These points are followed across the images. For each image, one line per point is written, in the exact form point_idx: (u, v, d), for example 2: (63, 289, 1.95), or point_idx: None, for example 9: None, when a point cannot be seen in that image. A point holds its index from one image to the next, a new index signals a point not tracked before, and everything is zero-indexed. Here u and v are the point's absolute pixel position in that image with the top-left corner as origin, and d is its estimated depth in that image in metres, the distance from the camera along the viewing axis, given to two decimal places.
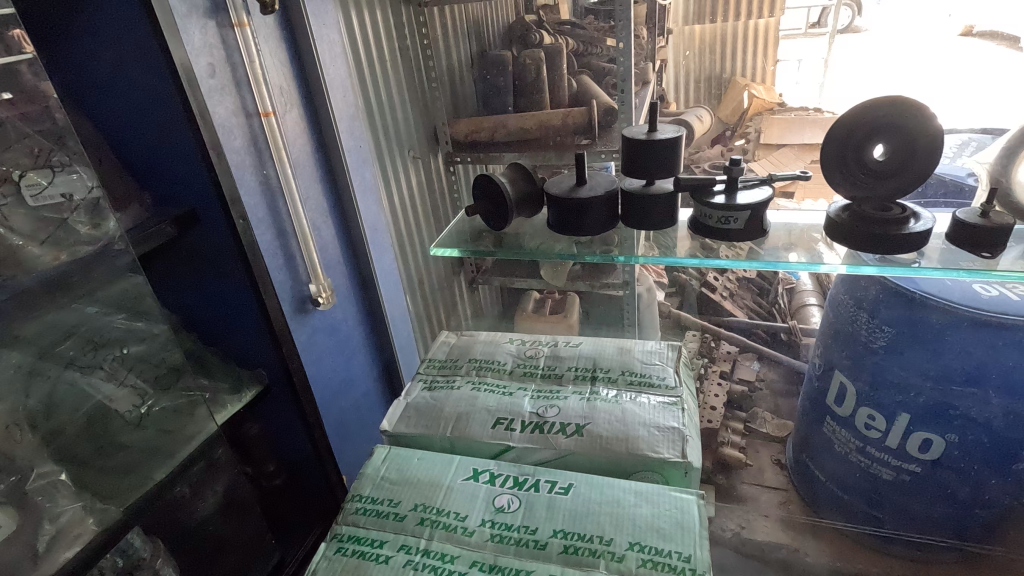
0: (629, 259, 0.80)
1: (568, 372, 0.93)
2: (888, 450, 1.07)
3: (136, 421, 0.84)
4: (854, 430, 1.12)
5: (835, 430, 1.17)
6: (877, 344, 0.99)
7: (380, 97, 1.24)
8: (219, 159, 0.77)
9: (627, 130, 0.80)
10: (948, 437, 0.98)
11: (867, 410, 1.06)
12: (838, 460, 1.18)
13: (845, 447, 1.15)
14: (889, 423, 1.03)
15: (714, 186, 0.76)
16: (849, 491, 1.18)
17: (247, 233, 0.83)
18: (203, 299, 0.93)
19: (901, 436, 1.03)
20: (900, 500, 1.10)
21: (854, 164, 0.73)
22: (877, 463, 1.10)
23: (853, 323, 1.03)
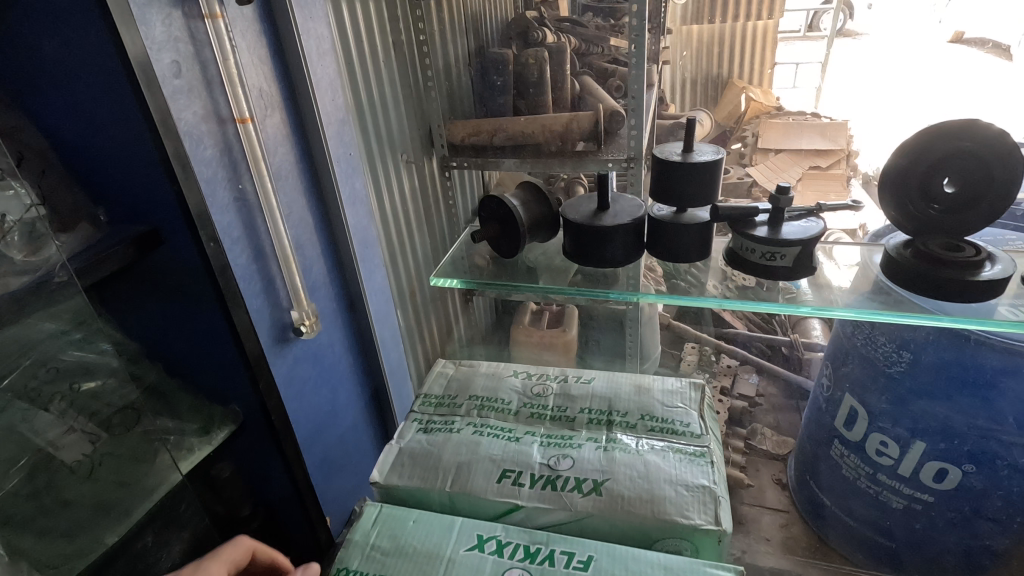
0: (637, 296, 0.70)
1: (581, 415, 0.83)
2: (899, 478, 0.98)
3: (86, 472, 0.73)
4: (864, 456, 1.02)
5: (842, 454, 1.08)
6: (894, 368, 0.91)
7: (373, 98, 1.13)
8: (186, 173, 0.66)
9: (658, 148, 0.71)
10: (965, 468, 0.90)
11: (878, 436, 0.98)
12: (848, 493, 1.09)
13: (853, 472, 1.06)
14: (903, 450, 0.94)
15: (756, 216, 0.67)
16: (858, 519, 1.09)
17: (219, 257, 0.72)
18: (169, 328, 0.81)
19: (915, 464, 0.94)
20: (916, 532, 1.01)
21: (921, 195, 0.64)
22: (885, 488, 1.01)
23: (868, 345, 0.95)
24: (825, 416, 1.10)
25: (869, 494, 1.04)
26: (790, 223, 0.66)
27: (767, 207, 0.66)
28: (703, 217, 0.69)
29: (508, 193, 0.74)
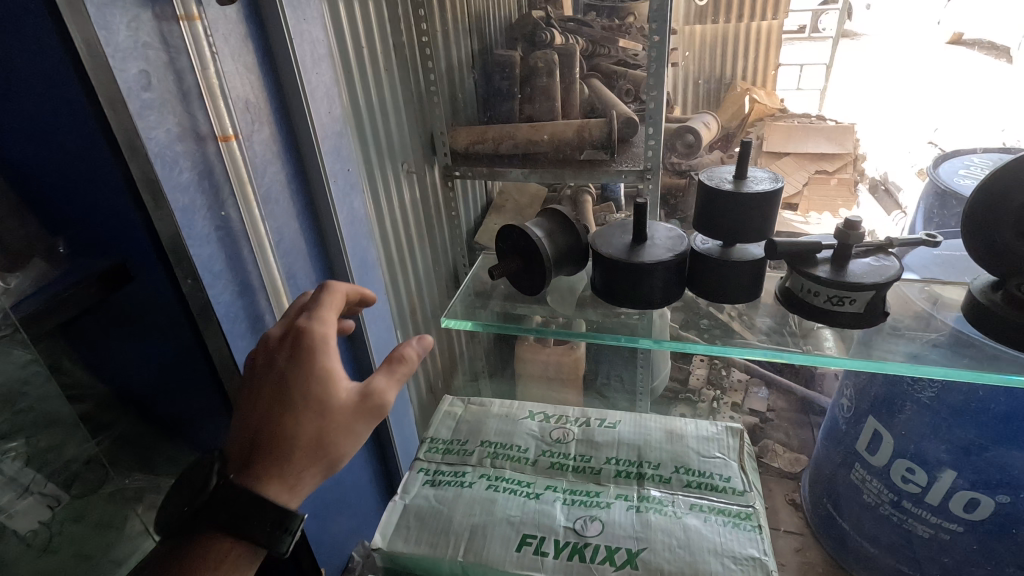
0: (688, 348, 0.69)
1: (607, 466, 0.75)
2: (927, 506, 0.93)
3: (42, 544, 0.63)
4: (887, 482, 0.98)
5: (863, 479, 1.03)
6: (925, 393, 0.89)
7: (372, 105, 1.03)
8: (158, 203, 0.56)
9: (705, 172, 0.62)
10: (999, 498, 0.85)
11: (905, 462, 0.94)
12: (874, 523, 1.03)
13: (874, 499, 1.01)
14: (930, 479, 0.91)
15: (820, 252, 0.58)
16: (881, 547, 1.04)
17: (198, 296, 0.62)
18: (144, 372, 0.71)
19: (943, 494, 0.90)
20: (943, 564, 0.96)
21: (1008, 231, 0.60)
22: (911, 517, 0.96)
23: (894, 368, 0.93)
24: (846, 438, 1.06)
25: (895, 525, 0.99)
26: (859, 260, 0.57)
27: (834, 245, 0.57)
28: (756, 253, 0.60)
29: (531, 222, 0.65)
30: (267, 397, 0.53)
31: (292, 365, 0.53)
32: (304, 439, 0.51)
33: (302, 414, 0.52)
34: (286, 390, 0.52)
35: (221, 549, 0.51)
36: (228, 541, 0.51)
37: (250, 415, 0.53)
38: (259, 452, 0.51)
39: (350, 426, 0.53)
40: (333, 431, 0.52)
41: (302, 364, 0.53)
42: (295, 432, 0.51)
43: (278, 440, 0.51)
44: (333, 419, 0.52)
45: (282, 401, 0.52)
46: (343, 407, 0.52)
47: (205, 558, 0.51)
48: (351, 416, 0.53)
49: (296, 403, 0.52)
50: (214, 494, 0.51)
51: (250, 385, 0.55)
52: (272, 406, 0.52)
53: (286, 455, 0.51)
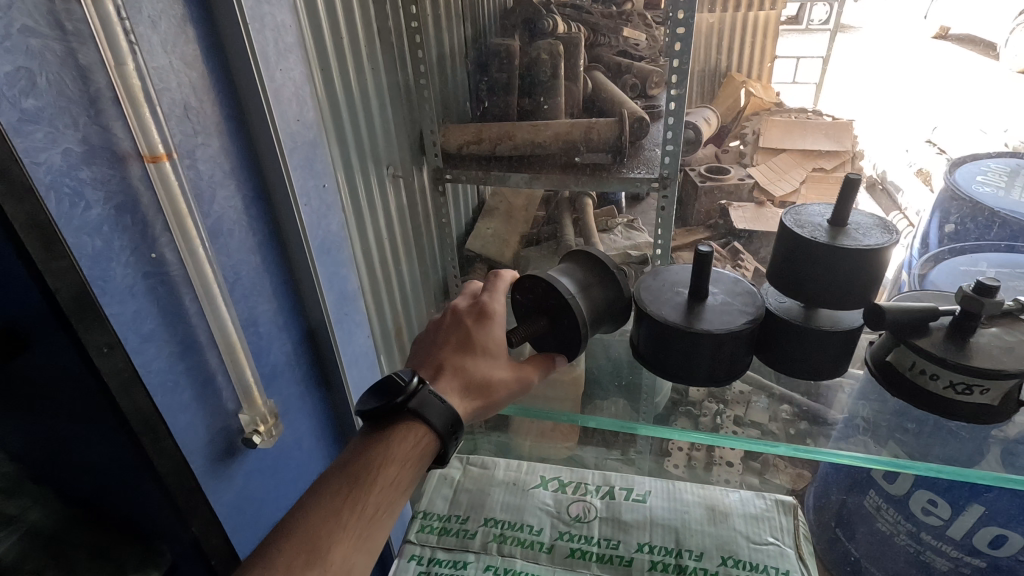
0: (769, 447, 0.58)
1: (640, 556, 0.62)
2: (947, 541, 0.74)
3: None
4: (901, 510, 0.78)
5: (877, 506, 0.81)
6: None
7: (353, 104, 0.86)
8: (49, 253, 0.40)
9: (785, 212, 0.49)
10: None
11: (925, 491, 0.74)
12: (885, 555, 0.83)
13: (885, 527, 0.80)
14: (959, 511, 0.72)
15: (935, 319, 0.45)
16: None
17: (116, 369, 0.47)
18: (64, 451, 0.56)
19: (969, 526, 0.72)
20: None
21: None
22: (930, 550, 0.77)
23: None
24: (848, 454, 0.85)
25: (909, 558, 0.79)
26: (986, 331, 0.44)
27: (956, 312, 0.45)
28: (848, 322, 0.48)
29: (567, 271, 0.54)
30: (458, 339, 0.55)
31: (488, 316, 0.55)
32: (487, 380, 0.53)
33: (490, 359, 0.54)
34: (478, 335, 0.54)
35: (413, 441, 0.50)
36: (418, 435, 0.50)
37: (437, 351, 0.55)
38: (449, 379, 0.53)
39: (526, 384, 0.55)
40: (515, 382, 0.54)
41: (496, 316, 0.56)
42: (483, 372, 0.53)
43: (467, 373, 0.53)
44: (508, 371, 0.54)
45: (472, 343, 0.54)
46: (522, 365, 0.54)
47: (394, 450, 0.49)
48: (528, 379, 0.55)
49: (486, 348, 0.54)
50: (420, 392, 0.50)
51: (435, 329, 0.57)
52: (465, 347, 0.54)
53: (472, 385, 0.53)
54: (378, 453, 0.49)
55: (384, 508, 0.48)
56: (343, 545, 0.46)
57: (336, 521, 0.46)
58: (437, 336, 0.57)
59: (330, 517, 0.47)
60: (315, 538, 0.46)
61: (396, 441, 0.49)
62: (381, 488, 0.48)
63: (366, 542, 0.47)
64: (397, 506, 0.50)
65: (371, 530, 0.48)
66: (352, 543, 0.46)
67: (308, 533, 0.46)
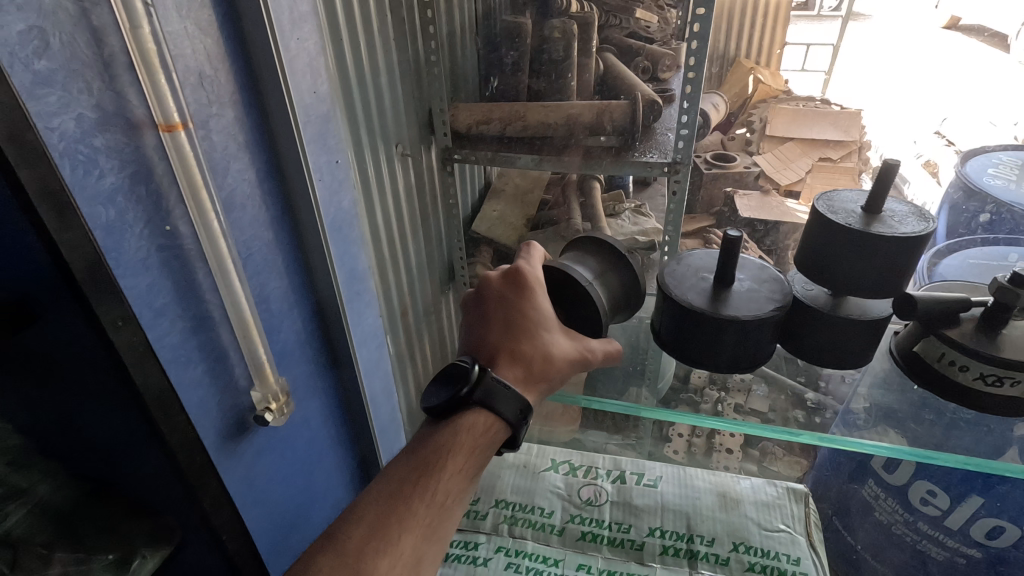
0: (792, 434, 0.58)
1: (651, 540, 0.62)
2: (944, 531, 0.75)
3: None
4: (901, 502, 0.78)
5: (875, 496, 0.82)
6: None
7: (363, 79, 0.84)
8: (63, 222, 0.39)
9: (822, 198, 0.48)
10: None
11: (924, 482, 0.74)
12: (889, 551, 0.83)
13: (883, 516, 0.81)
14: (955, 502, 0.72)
15: (965, 310, 0.45)
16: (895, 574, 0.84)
17: (131, 344, 0.46)
18: (70, 428, 0.55)
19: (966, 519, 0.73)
20: None
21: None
22: (927, 540, 0.78)
23: None
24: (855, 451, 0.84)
25: (912, 552, 0.80)
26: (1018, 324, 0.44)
27: (988, 304, 0.44)
28: (876, 309, 0.47)
29: (578, 260, 0.59)
30: (506, 320, 0.53)
31: (532, 294, 0.54)
32: (546, 357, 0.52)
33: (547, 339, 0.53)
34: (529, 315, 0.53)
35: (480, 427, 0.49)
36: (486, 422, 0.50)
37: (487, 336, 0.54)
38: (508, 364, 0.51)
39: (585, 359, 0.54)
40: (574, 357, 0.53)
41: (537, 290, 0.54)
42: (540, 351, 0.52)
43: (524, 356, 0.52)
44: (565, 348, 0.53)
45: (522, 321, 0.53)
46: (577, 338, 0.54)
47: (460, 436, 0.49)
48: (590, 352, 0.54)
49: (539, 326, 0.53)
50: (484, 380, 0.50)
51: (480, 312, 0.55)
52: (517, 329, 0.53)
53: (532, 366, 0.52)
54: (444, 440, 0.49)
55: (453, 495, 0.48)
56: (412, 535, 0.46)
57: (406, 506, 0.47)
58: (484, 320, 0.55)
59: (401, 506, 0.47)
60: (384, 521, 0.46)
61: (463, 429, 0.49)
62: (450, 472, 0.48)
63: (435, 529, 0.47)
64: (463, 492, 0.50)
65: (439, 518, 0.48)
66: (422, 531, 0.47)
67: (376, 519, 0.46)
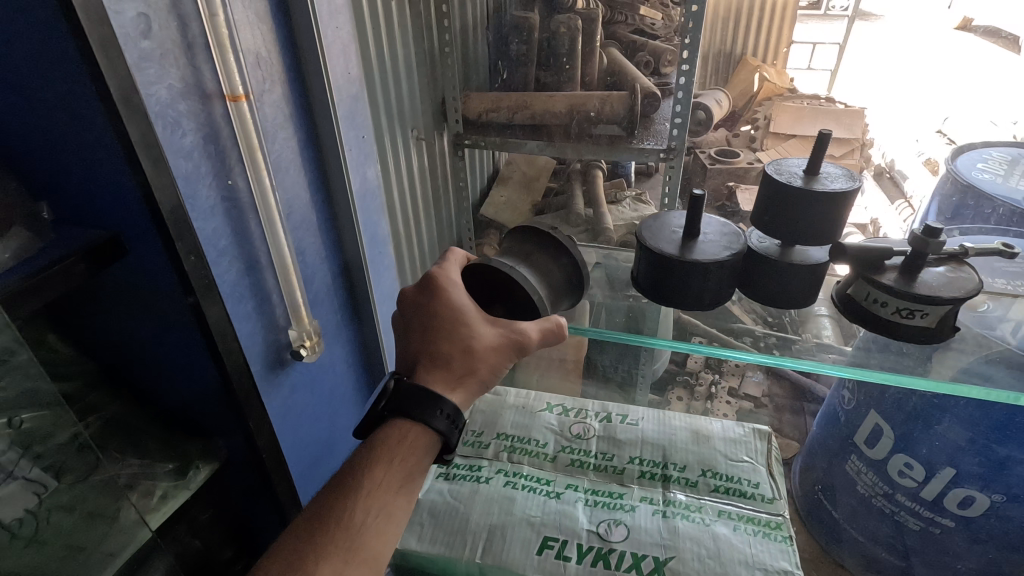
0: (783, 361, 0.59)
1: (630, 466, 0.72)
2: (919, 501, 0.83)
3: (29, 536, 0.55)
4: (883, 475, 0.87)
5: (858, 470, 0.90)
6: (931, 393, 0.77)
7: (384, 67, 0.94)
8: (159, 170, 0.49)
9: (770, 164, 0.57)
10: (994, 497, 0.77)
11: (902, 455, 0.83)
12: (869, 520, 0.91)
13: (868, 490, 0.89)
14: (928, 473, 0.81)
15: (889, 258, 0.53)
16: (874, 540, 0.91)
17: (202, 275, 0.56)
18: (140, 355, 0.65)
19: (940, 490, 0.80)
20: (936, 556, 0.86)
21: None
22: (904, 510, 0.85)
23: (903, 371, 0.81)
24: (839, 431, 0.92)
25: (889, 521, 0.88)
26: (932, 269, 0.53)
27: (907, 253, 0.53)
28: (817, 256, 0.56)
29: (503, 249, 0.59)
30: (422, 324, 0.55)
31: (445, 293, 0.55)
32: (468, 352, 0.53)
33: (467, 332, 0.53)
34: (443, 316, 0.54)
35: (397, 436, 0.52)
36: (401, 432, 0.52)
37: (411, 346, 0.55)
38: (427, 367, 0.53)
39: (515, 342, 0.53)
40: (499, 345, 0.53)
41: (450, 288, 0.55)
42: (461, 345, 0.53)
43: (443, 354, 0.53)
44: (484, 338, 0.53)
45: (437, 322, 0.54)
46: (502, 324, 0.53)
47: (378, 451, 0.51)
48: (522, 336, 0.53)
49: (454, 324, 0.53)
50: (397, 389, 0.53)
51: (404, 326, 0.57)
52: (433, 330, 0.54)
53: (452, 363, 0.53)
54: (364, 461, 0.51)
55: (373, 512, 0.49)
56: (333, 559, 0.47)
57: (323, 533, 0.48)
58: (407, 334, 0.56)
59: (321, 533, 0.48)
60: (304, 551, 0.48)
61: (380, 442, 0.52)
62: (371, 490, 0.50)
63: (357, 551, 0.48)
64: (391, 510, 0.50)
65: (360, 539, 0.48)
66: (341, 554, 0.47)
67: (297, 549, 0.48)
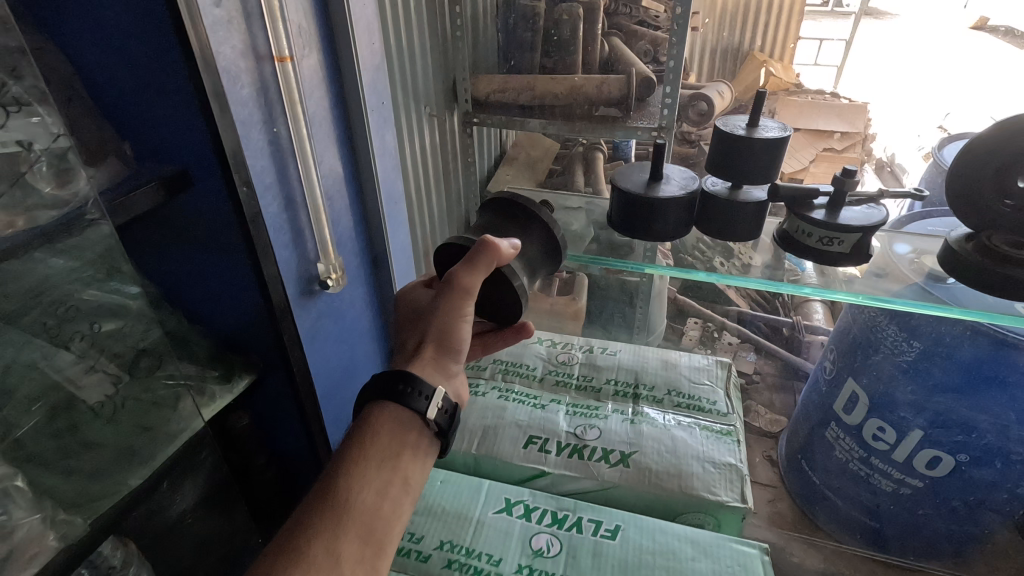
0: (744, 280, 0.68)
1: (607, 386, 0.83)
2: (891, 463, 0.93)
3: (109, 414, 0.70)
4: (858, 439, 0.96)
5: (837, 436, 1.00)
6: (904, 357, 0.85)
7: (403, 46, 1.06)
8: (224, 113, 0.62)
9: (721, 120, 0.68)
10: (959, 456, 0.86)
11: (876, 420, 0.92)
12: (843, 482, 1.01)
13: (845, 455, 0.99)
14: (900, 437, 0.89)
15: (816, 198, 0.65)
16: (844, 498, 1.01)
17: (252, 204, 0.69)
18: (195, 279, 0.79)
19: (910, 452, 0.89)
20: (900, 516, 0.96)
21: (961, 194, 0.62)
22: (877, 473, 0.95)
23: (876, 333, 0.89)
24: (824, 401, 1.02)
25: (861, 480, 0.97)
26: (851, 207, 0.64)
27: (829, 192, 0.64)
28: (759, 196, 0.67)
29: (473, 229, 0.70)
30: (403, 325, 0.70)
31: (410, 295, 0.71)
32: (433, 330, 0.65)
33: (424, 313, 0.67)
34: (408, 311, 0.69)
35: (371, 419, 0.61)
36: (373, 417, 0.61)
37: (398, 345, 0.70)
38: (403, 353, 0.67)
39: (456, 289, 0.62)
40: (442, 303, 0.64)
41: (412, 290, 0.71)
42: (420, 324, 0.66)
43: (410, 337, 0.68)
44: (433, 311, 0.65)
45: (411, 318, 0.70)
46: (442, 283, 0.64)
47: (355, 437, 0.60)
48: (461, 282, 0.62)
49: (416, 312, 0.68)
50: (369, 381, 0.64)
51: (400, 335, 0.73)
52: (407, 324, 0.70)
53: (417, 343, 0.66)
54: (345, 449, 0.59)
55: (353, 489, 0.56)
56: (322, 531, 0.54)
57: (312, 514, 0.55)
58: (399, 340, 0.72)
59: (310, 515, 0.55)
60: (296, 532, 0.54)
61: (355, 430, 0.60)
62: (359, 469, 0.57)
63: (342, 523, 0.55)
64: (370, 485, 0.57)
65: (344, 514, 0.55)
66: (328, 527, 0.54)
67: (290, 532, 0.54)
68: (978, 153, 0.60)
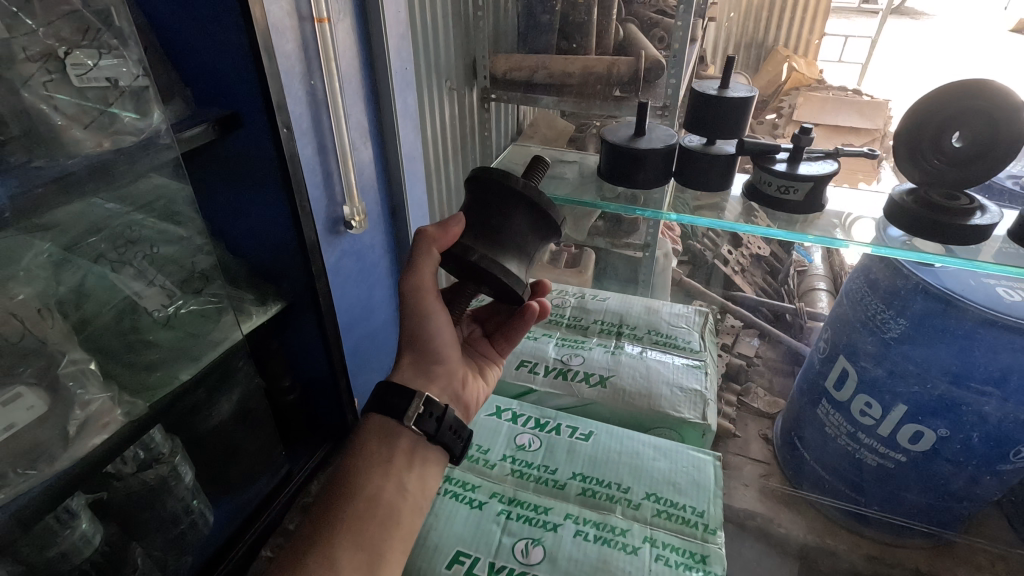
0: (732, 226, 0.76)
1: (594, 324, 0.94)
2: (876, 437, 0.99)
3: (163, 320, 0.83)
4: (847, 415, 1.03)
5: (828, 413, 1.07)
6: (889, 333, 0.92)
7: (425, 21, 1.17)
8: (271, 63, 0.73)
9: (698, 83, 0.78)
10: (940, 432, 0.92)
11: (863, 396, 0.99)
12: (831, 453, 1.07)
13: (834, 431, 1.06)
14: (885, 412, 0.96)
15: (777, 153, 0.74)
16: (835, 473, 1.07)
17: (291, 144, 0.80)
18: (239, 212, 0.91)
19: (894, 426, 0.96)
20: (886, 490, 1.02)
21: (904, 147, 0.70)
22: (863, 447, 1.02)
23: (867, 307, 0.96)
24: (817, 377, 1.10)
25: (846, 455, 1.05)
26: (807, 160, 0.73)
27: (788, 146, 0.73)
28: (729, 149, 0.76)
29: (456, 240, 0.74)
30: None
31: None
32: (416, 337, 0.73)
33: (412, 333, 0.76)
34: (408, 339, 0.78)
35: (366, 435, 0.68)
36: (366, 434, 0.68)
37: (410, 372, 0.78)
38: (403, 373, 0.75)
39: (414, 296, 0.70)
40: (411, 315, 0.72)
41: None
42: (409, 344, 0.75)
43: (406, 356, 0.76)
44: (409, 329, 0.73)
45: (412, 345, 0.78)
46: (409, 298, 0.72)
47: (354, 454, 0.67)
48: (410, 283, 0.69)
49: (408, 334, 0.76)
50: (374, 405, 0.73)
51: None
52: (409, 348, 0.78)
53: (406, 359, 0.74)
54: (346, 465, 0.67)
55: (348, 498, 0.63)
56: (323, 539, 0.60)
57: (315, 526, 0.62)
58: None
59: (313, 526, 0.62)
60: (302, 543, 0.61)
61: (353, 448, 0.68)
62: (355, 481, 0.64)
63: (338, 529, 0.61)
64: (363, 492, 0.63)
65: (341, 521, 0.62)
66: (327, 535, 0.61)
67: (296, 544, 0.61)
68: (923, 111, 0.68)
